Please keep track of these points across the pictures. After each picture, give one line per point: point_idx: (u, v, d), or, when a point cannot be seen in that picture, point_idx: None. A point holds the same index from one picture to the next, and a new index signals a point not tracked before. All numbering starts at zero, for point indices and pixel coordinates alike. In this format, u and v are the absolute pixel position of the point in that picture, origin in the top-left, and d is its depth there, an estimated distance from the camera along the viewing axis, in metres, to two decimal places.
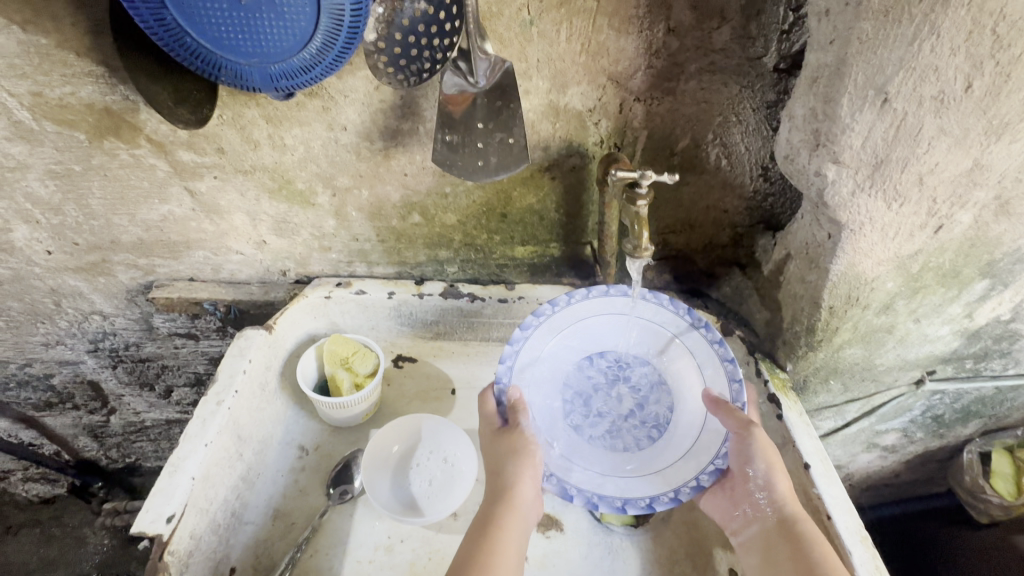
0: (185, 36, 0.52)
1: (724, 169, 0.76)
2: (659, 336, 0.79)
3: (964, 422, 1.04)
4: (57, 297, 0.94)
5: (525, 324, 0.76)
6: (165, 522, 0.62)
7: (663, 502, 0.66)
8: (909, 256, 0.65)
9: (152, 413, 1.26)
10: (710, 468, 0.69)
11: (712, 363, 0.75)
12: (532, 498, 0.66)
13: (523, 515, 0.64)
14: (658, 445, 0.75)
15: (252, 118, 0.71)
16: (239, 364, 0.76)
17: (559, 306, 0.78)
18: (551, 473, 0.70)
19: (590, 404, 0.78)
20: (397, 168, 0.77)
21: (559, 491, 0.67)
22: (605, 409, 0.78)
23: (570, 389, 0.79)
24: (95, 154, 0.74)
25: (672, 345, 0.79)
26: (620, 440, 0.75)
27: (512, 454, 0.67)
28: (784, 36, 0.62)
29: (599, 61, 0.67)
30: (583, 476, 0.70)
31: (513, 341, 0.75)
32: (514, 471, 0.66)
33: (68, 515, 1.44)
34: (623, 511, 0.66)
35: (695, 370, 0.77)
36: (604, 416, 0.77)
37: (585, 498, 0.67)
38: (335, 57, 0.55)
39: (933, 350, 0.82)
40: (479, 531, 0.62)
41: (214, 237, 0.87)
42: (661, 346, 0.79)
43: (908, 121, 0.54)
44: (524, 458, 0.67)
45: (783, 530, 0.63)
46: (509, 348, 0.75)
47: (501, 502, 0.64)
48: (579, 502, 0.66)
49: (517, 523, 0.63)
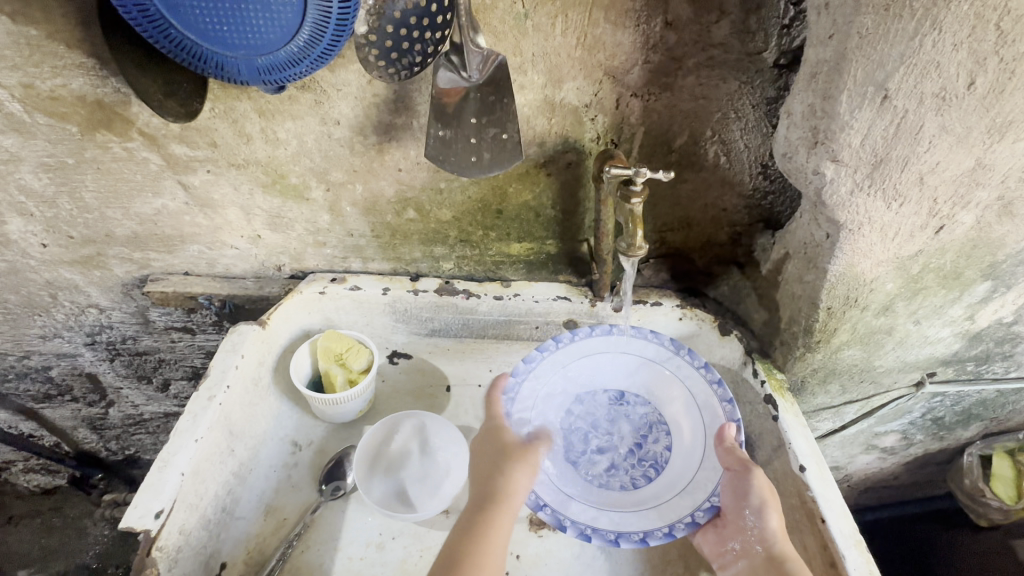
0: (170, 28, 0.51)
1: (723, 167, 0.74)
2: (660, 375, 0.80)
3: (965, 425, 1.03)
4: (53, 290, 0.94)
5: (528, 356, 0.78)
6: (153, 518, 0.61)
7: (658, 537, 0.66)
8: (910, 257, 0.64)
9: (150, 406, 1.26)
10: (705, 506, 0.69)
11: (712, 403, 0.75)
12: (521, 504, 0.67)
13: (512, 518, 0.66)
14: (655, 486, 0.74)
15: (244, 111, 0.70)
16: (231, 360, 0.76)
17: (563, 342, 0.80)
18: (545, 503, 0.69)
19: (590, 440, 0.78)
20: (391, 163, 0.76)
21: (553, 521, 0.67)
22: (605, 447, 0.77)
23: (569, 423, 0.79)
24: (88, 147, 0.73)
25: (672, 386, 0.79)
26: (619, 478, 0.75)
27: (515, 462, 0.69)
28: (785, 31, 0.61)
29: (595, 55, 0.66)
30: (578, 509, 0.70)
31: (516, 373, 0.77)
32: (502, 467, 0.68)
33: (69, 505, 1.45)
34: (616, 545, 0.66)
35: (695, 410, 0.77)
36: (603, 453, 0.76)
37: (578, 530, 0.67)
38: (323, 51, 0.55)
39: (933, 352, 0.81)
40: (473, 534, 0.63)
41: (209, 231, 0.86)
42: (663, 386, 0.80)
43: (909, 119, 0.52)
44: (522, 468, 0.68)
45: (771, 567, 0.62)
46: (512, 379, 0.77)
47: (494, 505, 0.65)
48: (572, 533, 0.67)
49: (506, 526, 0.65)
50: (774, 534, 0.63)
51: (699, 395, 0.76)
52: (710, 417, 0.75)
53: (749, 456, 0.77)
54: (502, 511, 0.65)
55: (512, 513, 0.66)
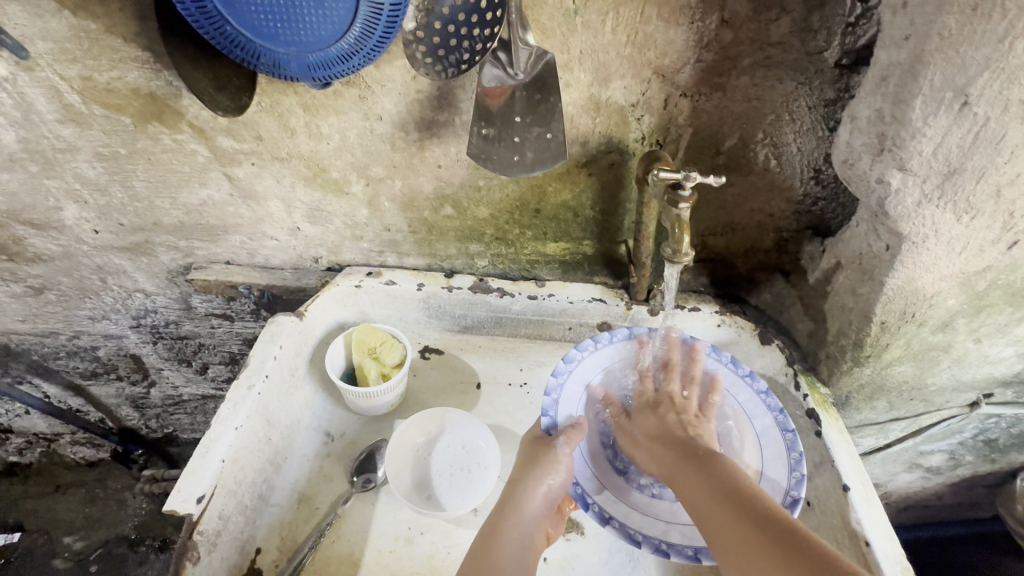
0: (224, 24, 0.52)
1: (773, 170, 0.71)
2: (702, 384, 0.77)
3: (1020, 448, 0.97)
4: (103, 274, 0.98)
5: (568, 356, 0.77)
6: (195, 503, 0.63)
7: None
8: (976, 273, 0.60)
9: (189, 387, 1.30)
10: (789, 499, 0.65)
11: (760, 413, 0.72)
12: (541, 511, 0.65)
13: (527, 529, 0.64)
14: None
15: (289, 106, 0.71)
16: (270, 350, 0.77)
17: (601, 343, 0.78)
18: (611, 517, 0.66)
19: None
20: (431, 159, 0.76)
21: (623, 536, 0.64)
22: None
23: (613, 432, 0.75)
24: (140, 138, 0.75)
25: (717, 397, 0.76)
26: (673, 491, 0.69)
27: (533, 469, 0.66)
28: (849, 30, 0.57)
29: (644, 53, 0.64)
30: (644, 521, 0.66)
31: (556, 374, 0.75)
32: (528, 483, 0.65)
33: (111, 478, 1.52)
34: (696, 560, 0.63)
35: (744, 423, 0.72)
36: None
37: (652, 546, 0.64)
38: (373, 47, 0.54)
39: (992, 372, 0.76)
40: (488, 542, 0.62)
41: (250, 222, 0.88)
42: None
43: (990, 127, 0.49)
44: (541, 474, 0.66)
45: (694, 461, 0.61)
46: (553, 380, 0.75)
47: (508, 514, 0.65)
48: (647, 549, 0.64)
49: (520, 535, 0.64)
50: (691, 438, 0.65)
51: (747, 406, 0.73)
52: (760, 427, 0.71)
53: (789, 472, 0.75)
54: (515, 519, 0.64)
55: (520, 526, 0.64)
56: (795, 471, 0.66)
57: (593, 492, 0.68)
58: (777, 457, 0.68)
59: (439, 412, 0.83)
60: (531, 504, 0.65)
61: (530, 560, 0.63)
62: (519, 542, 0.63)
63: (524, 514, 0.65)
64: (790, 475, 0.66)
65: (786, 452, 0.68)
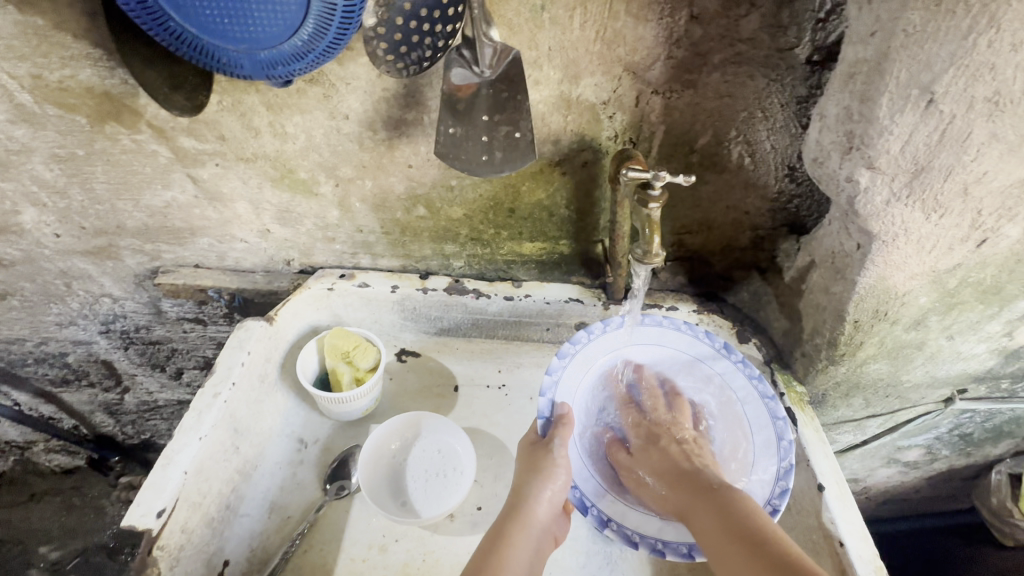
0: (168, 19, 0.50)
1: (747, 168, 0.71)
2: (696, 370, 0.76)
3: (994, 442, 0.98)
4: (67, 279, 0.95)
5: (560, 352, 0.74)
6: (155, 517, 0.61)
7: None
8: (946, 271, 0.60)
9: (164, 393, 1.27)
10: (777, 490, 0.64)
11: (751, 399, 0.72)
12: (546, 519, 0.65)
13: (533, 534, 0.64)
14: None
15: (251, 105, 0.68)
16: (237, 357, 0.75)
17: (595, 334, 0.76)
18: (609, 518, 0.66)
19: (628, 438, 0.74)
20: (401, 159, 0.74)
21: (621, 538, 0.64)
22: None
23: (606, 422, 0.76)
24: (97, 139, 0.73)
25: (706, 380, 0.76)
26: None
27: (535, 473, 0.66)
28: (819, 26, 0.57)
29: (614, 49, 0.62)
30: (640, 519, 0.66)
31: (550, 372, 0.73)
32: (532, 486, 0.65)
33: (88, 486, 1.48)
34: (691, 557, 0.63)
35: (735, 411, 0.73)
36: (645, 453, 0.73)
37: (650, 546, 0.63)
38: (327, 48, 0.53)
39: (966, 368, 0.76)
40: (496, 551, 0.62)
41: (218, 225, 0.86)
42: (700, 382, 0.76)
43: (955, 125, 0.48)
44: (544, 478, 0.66)
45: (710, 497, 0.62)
46: (548, 378, 0.73)
47: (513, 518, 0.64)
48: (644, 550, 0.63)
49: (527, 541, 0.63)
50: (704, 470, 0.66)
51: (737, 391, 0.73)
52: (751, 413, 0.71)
53: None
54: (522, 528, 0.64)
55: (529, 533, 0.64)
56: (783, 461, 0.66)
57: (591, 494, 0.68)
58: (766, 446, 0.69)
59: (410, 415, 0.81)
60: (536, 509, 0.65)
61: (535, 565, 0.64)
62: (526, 548, 0.63)
63: (531, 518, 0.64)
64: (778, 465, 0.66)
65: (776, 441, 0.68)
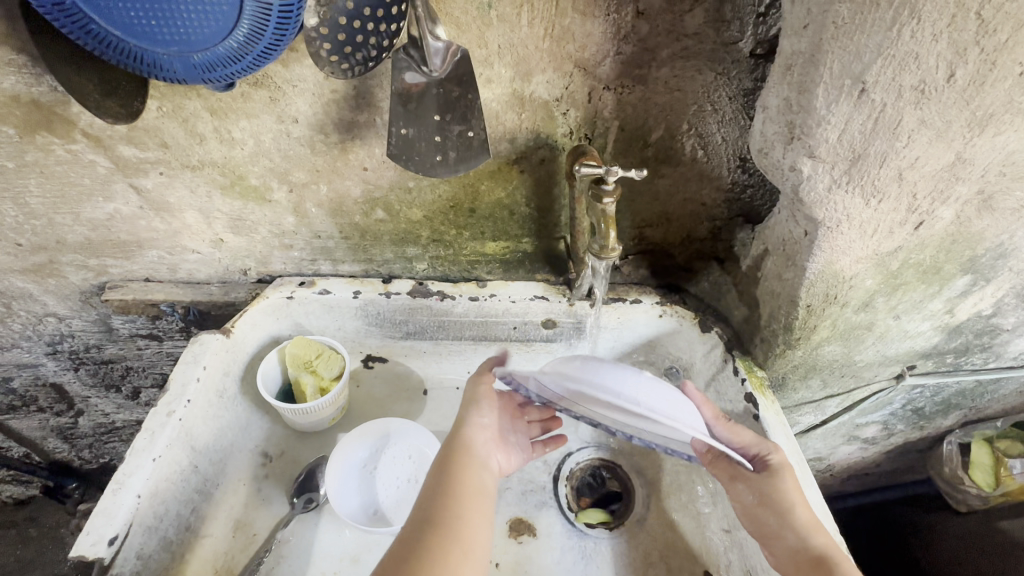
0: (90, 22, 0.47)
1: (701, 160, 0.72)
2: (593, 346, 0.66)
3: (944, 414, 1.03)
4: (7, 299, 0.89)
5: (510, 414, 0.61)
6: (106, 545, 0.58)
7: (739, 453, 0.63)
8: (889, 253, 0.62)
9: (121, 414, 1.22)
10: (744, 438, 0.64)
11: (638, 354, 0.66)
12: (484, 446, 0.65)
13: (473, 456, 0.63)
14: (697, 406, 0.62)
15: (194, 110, 0.66)
16: (192, 372, 0.72)
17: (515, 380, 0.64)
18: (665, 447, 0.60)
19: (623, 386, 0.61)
20: (356, 162, 0.73)
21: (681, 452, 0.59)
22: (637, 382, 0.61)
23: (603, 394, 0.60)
24: (28, 150, 0.69)
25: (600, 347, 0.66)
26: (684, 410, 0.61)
27: (467, 403, 0.67)
28: (760, 20, 0.58)
29: (564, 46, 0.63)
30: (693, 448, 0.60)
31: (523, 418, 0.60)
32: (466, 417, 0.66)
33: (45, 516, 1.40)
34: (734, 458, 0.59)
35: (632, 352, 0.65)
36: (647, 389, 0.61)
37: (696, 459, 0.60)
38: (262, 52, 0.51)
39: (913, 345, 0.80)
40: (432, 489, 0.59)
41: (167, 236, 0.82)
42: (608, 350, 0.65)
43: (887, 113, 0.50)
44: (474, 409, 0.67)
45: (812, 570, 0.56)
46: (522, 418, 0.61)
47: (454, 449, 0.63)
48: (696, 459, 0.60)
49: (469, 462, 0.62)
50: (801, 536, 0.58)
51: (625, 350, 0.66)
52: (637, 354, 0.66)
53: None
54: (465, 452, 0.62)
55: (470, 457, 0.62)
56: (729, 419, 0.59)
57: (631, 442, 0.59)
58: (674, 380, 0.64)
59: (384, 420, 0.80)
60: (473, 434, 0.65)
61: (485, 496, 0.61)
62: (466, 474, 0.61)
63: (470, 443, 0.64)
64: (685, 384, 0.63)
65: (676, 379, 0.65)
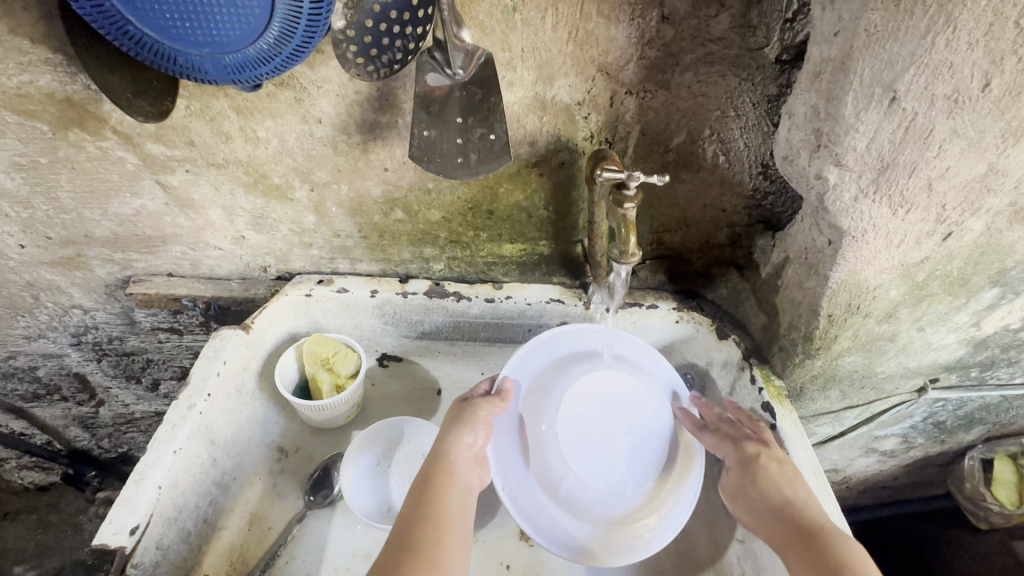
0: (127, 24, 0.49)
1: (722, 167, 0.71)
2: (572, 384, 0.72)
3: (967, 429, 1.01)
4: (34, 291, 0.92)
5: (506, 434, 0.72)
6: (128, 534, 0.59)
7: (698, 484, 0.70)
8: (915, 264, 0.61)
9: (140, 405, 1.24)
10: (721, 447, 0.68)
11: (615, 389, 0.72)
12: (466, 466, 0.63)
13: (457, 478, 0.62)
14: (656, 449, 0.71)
15: (220, 109, 0.67)
16: (213, 366, 0.73)
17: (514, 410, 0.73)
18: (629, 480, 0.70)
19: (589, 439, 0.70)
20: (377, 162, 0.74)
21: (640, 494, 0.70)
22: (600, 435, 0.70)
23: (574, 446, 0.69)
24: (60, 146, 0.70)
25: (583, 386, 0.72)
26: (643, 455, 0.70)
27: (456, 422, 0.66)
28: (787, 25, 0.57)
29: (587, 50, 0.63)
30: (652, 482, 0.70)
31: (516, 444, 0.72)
32: (453, 436, 0.65)
33: (64, 502, 1.44)
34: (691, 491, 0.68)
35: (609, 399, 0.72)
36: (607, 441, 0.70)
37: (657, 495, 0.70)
38: (291, 53, 0.52)
39: (936, 358, 0.78)
40: (414, 506, 0.58)
41: (191, 232, 0.84)
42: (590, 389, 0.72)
43: (918, 122, 0.49)
44: (463, 427, 0.65)
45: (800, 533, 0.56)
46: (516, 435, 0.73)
47: (439, 468, 0.62)
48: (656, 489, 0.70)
49: (453, 482, 0.61)
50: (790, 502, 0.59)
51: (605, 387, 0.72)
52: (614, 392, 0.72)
53: None
54: (447, 472, 0.61)
55: (453, 477, 0.61)
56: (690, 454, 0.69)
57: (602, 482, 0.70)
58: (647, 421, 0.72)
59: (396, 419, 0.82)
60: (459, 455, 0.64)
61: (467, 518, 0.59)
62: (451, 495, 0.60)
63: (455, 464, 0.63)
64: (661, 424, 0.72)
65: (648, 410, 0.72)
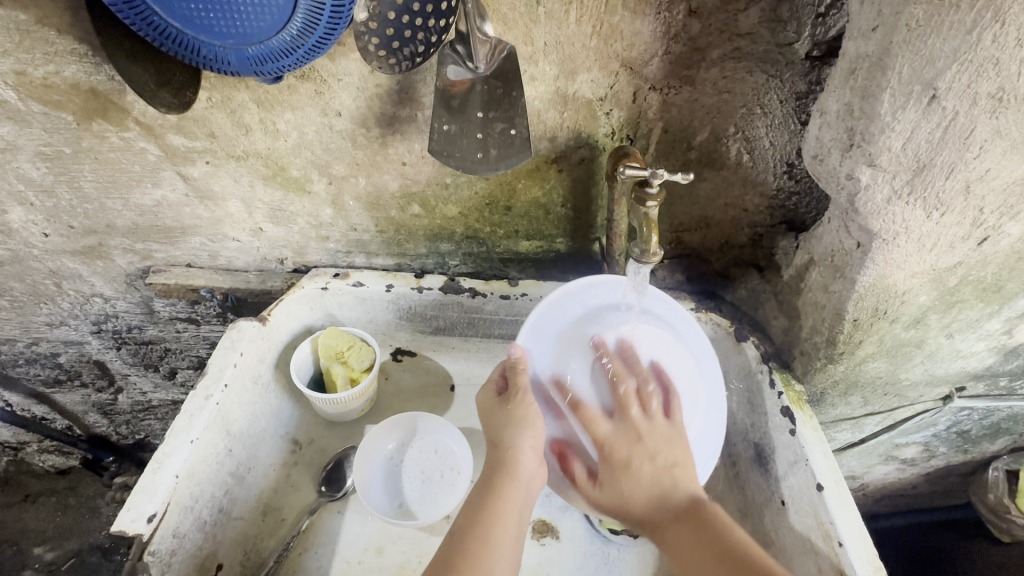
0: (152, 14, 0.49)
1: (746, 165, 0.70)
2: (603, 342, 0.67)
3: (991, 439, 0.98)
4: (58, 279, 0.93)
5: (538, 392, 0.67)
6: (146, 522, 0.60)
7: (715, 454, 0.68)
8: (947, 269, 0.59)
9: (158, 393, 1.26)
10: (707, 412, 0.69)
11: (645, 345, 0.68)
12: (531, 469, 0.61)
13: (521, 487, 0.60)
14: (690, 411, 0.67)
15: (242, 101, 0.67)
16: (229, 358, 0.74)
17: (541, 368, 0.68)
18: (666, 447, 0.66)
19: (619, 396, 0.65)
20: (395, 156, 0.73)
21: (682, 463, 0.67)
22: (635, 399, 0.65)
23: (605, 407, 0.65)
24: (84, 136, 0.71)
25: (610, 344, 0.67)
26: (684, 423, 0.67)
27: (517, 421, 0.63)
28: (819, 20, 0.56)
29: (611, 45, 0.62)
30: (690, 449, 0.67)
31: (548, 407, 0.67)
32: (516, 438, 0.61)
33: (83, 486, 1.46)
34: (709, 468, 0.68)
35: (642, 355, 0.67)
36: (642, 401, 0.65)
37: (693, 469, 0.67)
38: (314, 44, 0.52)
39: (964, 366, 0.76)
40: (477, 510, 0.58)
41: (210, 224, 0.84)
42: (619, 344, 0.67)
43: (958, 121, 0.48)
44: (525, 428, 0.62)
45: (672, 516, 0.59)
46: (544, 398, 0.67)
47: (502, 473, 0.60)
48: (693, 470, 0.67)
49: (516, 495, 0.60)
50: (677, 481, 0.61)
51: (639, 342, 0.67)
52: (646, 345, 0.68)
53: (763, 469, 0.73)
54: (510, 479, 0.60)
55: (518, 484, 0.60)
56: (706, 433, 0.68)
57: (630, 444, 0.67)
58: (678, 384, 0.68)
59: (407, 415, 0.81)
60: (524, 460, 0.61)
61: (523, 524, 0.60)
62: (512, 504, 0.59)
63: (518, 470, 0.61)
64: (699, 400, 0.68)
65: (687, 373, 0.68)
